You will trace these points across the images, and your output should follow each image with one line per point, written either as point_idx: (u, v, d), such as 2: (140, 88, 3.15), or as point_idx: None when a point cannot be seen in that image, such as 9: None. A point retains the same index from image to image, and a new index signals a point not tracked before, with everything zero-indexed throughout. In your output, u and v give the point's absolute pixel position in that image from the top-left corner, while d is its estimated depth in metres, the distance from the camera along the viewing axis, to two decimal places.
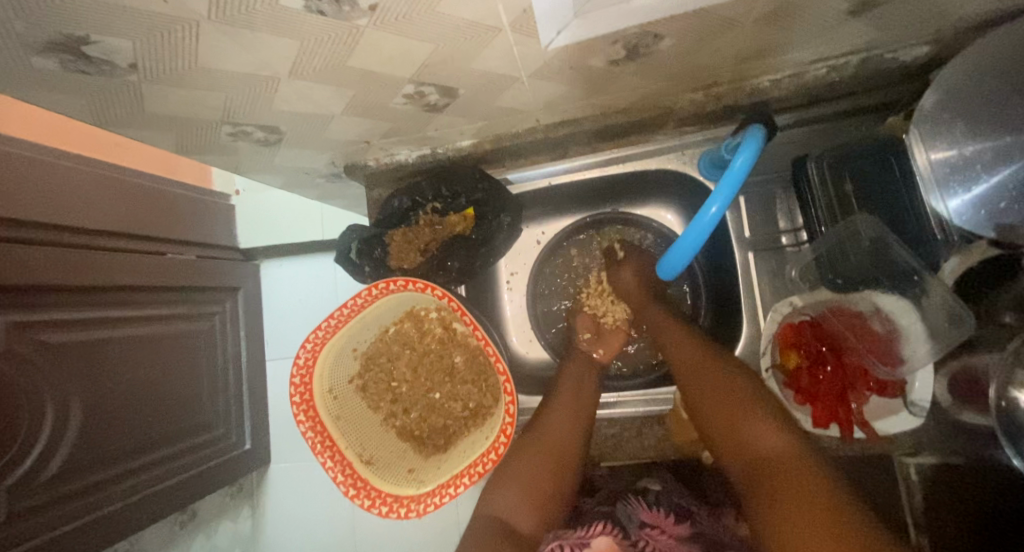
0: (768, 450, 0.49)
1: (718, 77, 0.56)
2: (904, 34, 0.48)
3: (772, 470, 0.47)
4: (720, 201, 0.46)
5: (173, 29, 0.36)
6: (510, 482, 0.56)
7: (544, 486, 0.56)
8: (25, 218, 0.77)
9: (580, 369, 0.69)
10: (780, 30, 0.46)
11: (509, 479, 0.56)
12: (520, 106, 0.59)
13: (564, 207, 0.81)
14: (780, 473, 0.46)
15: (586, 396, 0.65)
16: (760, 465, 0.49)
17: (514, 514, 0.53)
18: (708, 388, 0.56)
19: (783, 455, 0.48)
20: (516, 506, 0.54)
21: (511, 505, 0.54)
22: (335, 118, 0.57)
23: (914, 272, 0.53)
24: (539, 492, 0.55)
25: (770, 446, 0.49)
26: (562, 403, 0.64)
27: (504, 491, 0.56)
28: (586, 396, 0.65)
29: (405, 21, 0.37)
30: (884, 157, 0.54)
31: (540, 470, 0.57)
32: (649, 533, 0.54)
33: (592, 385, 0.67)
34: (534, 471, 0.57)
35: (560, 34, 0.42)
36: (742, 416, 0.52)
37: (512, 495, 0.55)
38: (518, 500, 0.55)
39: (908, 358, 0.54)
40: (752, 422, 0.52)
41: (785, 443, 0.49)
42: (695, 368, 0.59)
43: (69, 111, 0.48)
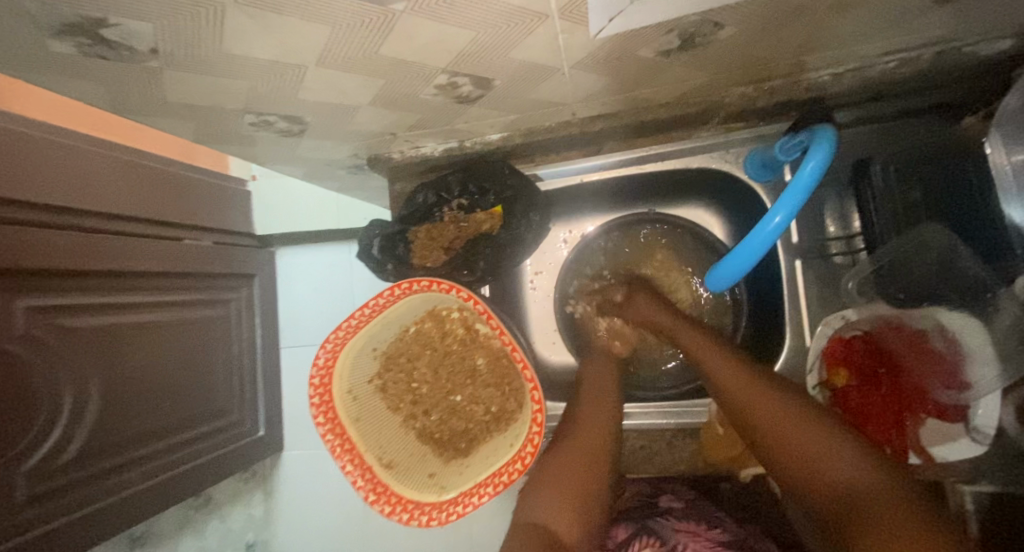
0: (850, 478, 0.42)
1: (774, 71, 0.51)
2: (991, 26, 0.43)
3: (864, 505, 0.40)
4: (784, 211, 0.42)
5: (195, 11, 0.33)
6: (547, 480, 0.52)
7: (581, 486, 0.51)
8: (40, 201, 0.76)
9: (600, 369, 0.68)
10: (853, 19, 0.42)
11: (544, 479, 0.52)
12: (557, 99, 0.55)
13: (593, 205, 0.77)
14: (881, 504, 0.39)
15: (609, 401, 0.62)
16: (843, 496, 0.41)
17: (554, 515, 0.48)
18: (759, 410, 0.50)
19: (871, 486, 0.41)
20: (553, 507, 0.49)
21: (552, 507, 0.49)
22: (361, 108, 0.54)
23: (987, 286, 0.48)
24: (575, 492, 0.51)
25: (849, 471, 0.42)
26: (588, 405, 0.61)
27: (538, 490, 0.52)
28: (609, 398, 0.63)
29: (445, 5, 0.34)
30: (958, 161, 0.49)
31: (576, 470, 0.53)
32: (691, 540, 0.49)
33: (611, 384, 0.65)
34: (569, 471, 0.53)
35: (612, 21, 0.38)
36: (804, 435, 0.46)
37: (551, 495, 0.50)
38: (557, 500, 0.50)
39: (976, 383, 0.49)
40: (823, 445, 0.44)
41: (865, 471, 0.42)
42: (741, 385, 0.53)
43: (86, 97, 0.46)
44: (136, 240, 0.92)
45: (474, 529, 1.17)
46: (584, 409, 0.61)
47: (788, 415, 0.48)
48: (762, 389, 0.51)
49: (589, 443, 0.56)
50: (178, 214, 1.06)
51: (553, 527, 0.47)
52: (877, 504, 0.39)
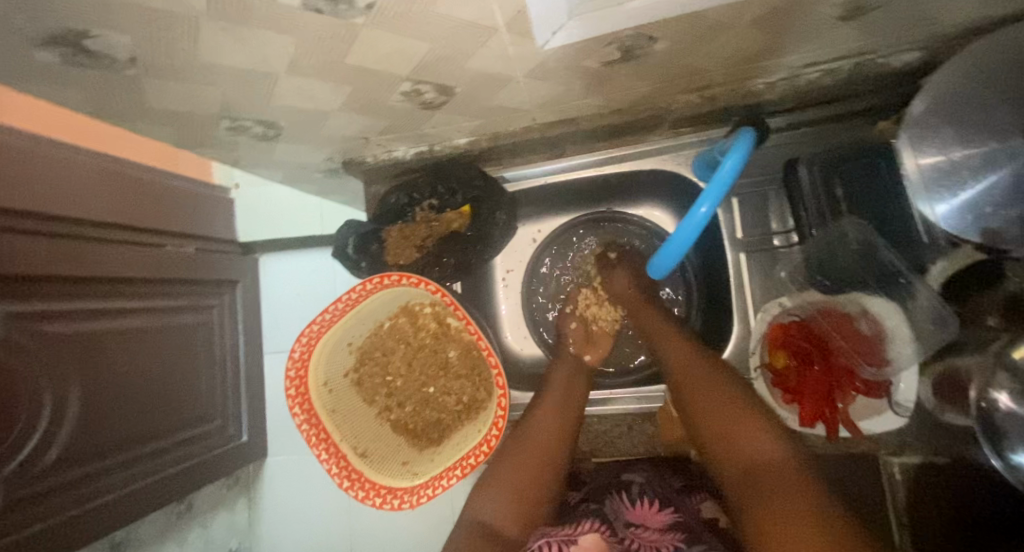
0: (758, 451, 0.48)
1: (712, 79, 0.56)
2: (895, 41, 0.49)
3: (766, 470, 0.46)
4: (710, 201, 0.47)
5: (173, 24, 0.36)
6: (499, 478, 0.56)
7: (531, 489, 0.55)
8: (32, 210, 0.78)
9: (566, 368, 0.70)
10: (772, 34, 0.47)
11: (499, 480, 0.56)
12: (517, 105, 0.60)
13: (559, 206, 0.82)
14: (772, 475, 0.45)
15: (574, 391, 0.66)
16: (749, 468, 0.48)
17: (500, 516, 0.53)
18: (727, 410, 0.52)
19: (772, 459, 0.47)
20: (502, 509, 0.53)
21: (501, 506, 0.54)
22: (333, 114, 0.57)
23: (901, 274, 0.53)
24: (524, 494, 0.55)
25: (758, 447, 0.48)
26: (546, 409, 0.63)
27: (491, 493, 0.55)
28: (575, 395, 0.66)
29: (402, 19, 0.38)
30: (873, 161, 0.55)
31: (525, 479, 0.56)
32: (635, 531, 0.54)
33: (579, 391, 0.67)
34: (519, 473, 0.56)
35: (555, 35, 0.42)
36: (736, 419, 0.51)
37: (500, 499, 0.54)
38: (505, 507, 0.53)
39: (894, 359, 0.55)
40: (742, 426, 0.51)
41: (773, 450, 0.48)
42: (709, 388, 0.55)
43: (68, 103, 0.49)
44: (114, 245, 0.93)
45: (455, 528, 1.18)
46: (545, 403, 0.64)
47: (721, 410, 0.53)
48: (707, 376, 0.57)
49: (539, 446, 0.59)
50: (159, 219, 1.08)
51: (497, 528, 0.52)
52: (777, 480, 0.44)
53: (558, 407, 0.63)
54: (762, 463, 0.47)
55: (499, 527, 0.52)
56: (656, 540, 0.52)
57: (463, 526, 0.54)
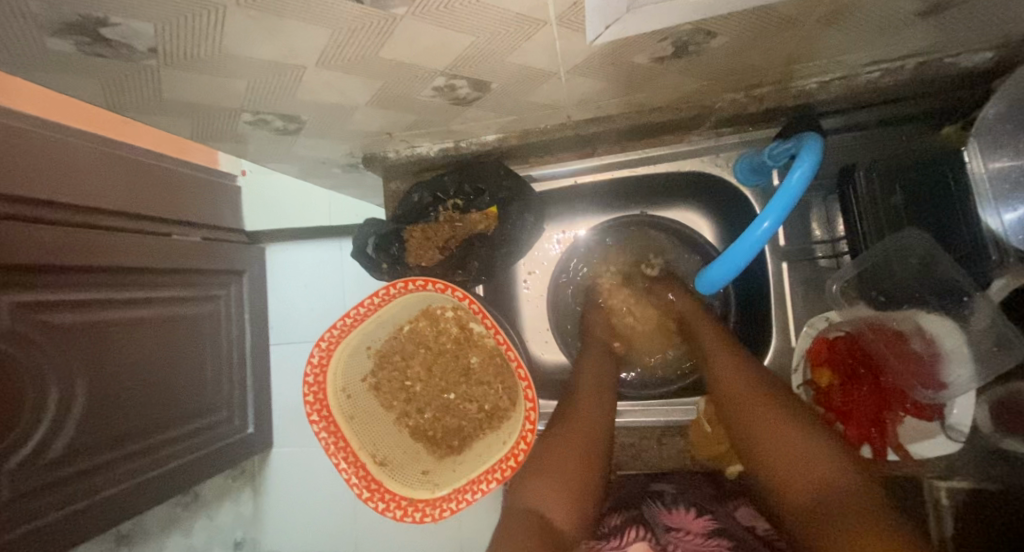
0: (829, 480, 0.44)
1: (765, 78, 0.53)
2: (970, 39, 0.45)
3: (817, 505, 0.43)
4: (773, 218, 0.43)
5: (197, 12, 0.33)
6: (547, 461, 0.55)
7: (579, 476, 0.54)
8: (23, 194, 0.74)
9: (599, 359, 0.68)
10: (839, 31, 0.43)
11: (543, 470, 0.54)
12: (552, 102, 0.56)
13: (587, 207, 0.79)
14: (848, 505, 0.41)
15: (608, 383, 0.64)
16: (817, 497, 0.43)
17: (551, 506, 0.51)
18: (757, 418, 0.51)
19: (845, 489, 0.43)
20: (554, 495, 0.52)
21: (549, 496, 0.52)
22: (359, 109, 0.54)
23: (964, 291, 0.50)
24: (575, 481, 0.53)
25: (828, 473, 0.44)
26: (584, 395, 0.62)
27: (542, 479, 0.54)
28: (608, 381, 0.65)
29: (446, 10, 0.35)
30: (937, 167, 0.50)
31: (575, 467, 0.54)
32: (676, 536, 0.54)
33: (610, 376, 0.66)
34: (566, 463, 0.54)
35: (608, 29, 0.39)
36: (802, 446, 0.47)
37: (550, 484, 0.53)
38: (557, 496, 0.52)
39: (951, 383, 0.51)
40: (807, 453, 0.46)
41: (847, 479, 0.43)
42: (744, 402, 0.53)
43: (81, 94, 0.46)
44: (123, 233, 0.91)
45: (463, 528, 1.17)
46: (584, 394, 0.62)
47: (774, 426, 0.49)
48: (769, 401, 0.52)
49: (584, 430, 0.58)
50: (166, 207, 1.05)
51: (550, 515, 0.50)
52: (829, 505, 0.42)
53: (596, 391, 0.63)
54: (835, 491, 0.43)
55: (551, 514, 0.51)
56: (700, 545, 0.52)
57: (515, 514, 0.51)
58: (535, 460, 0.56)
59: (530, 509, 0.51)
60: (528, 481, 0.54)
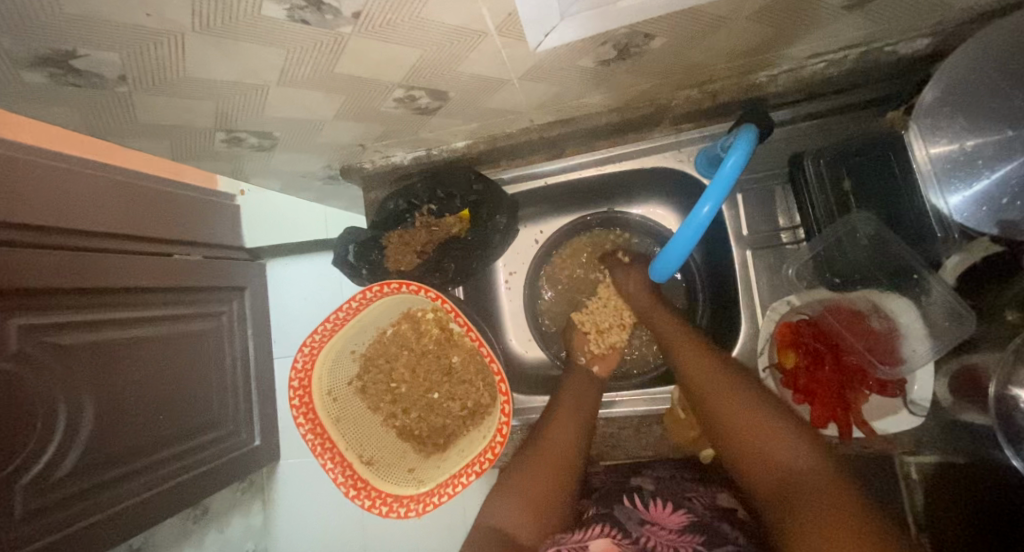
0: (794, 466, 0.45)
1: (713, 74, 0.55)
2: (903, 28, 0.47)
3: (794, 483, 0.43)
4: (713, 201, 0.47)
5: (158, 41, 0.36)
6: (517, 482, 0.55)
7: (548, 497, 0.54)
8: (27, 220, 0.77)
9: (581, 378, 0.69)
10: (772, 27, 0.45)
11: (510, 486, 0.55)
12: (513, 107, 0.59)
13: (560, 206, 0.81)
14: (810, 485, 0.42)
15: (586, 405, 0.64)
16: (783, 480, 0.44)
17: (513, 522, 0.52)
18: (728, 394, 0.53)
19: (811, 472, 0.43)
20: (519, 515, 0.52)
21: (512, 513, 0.52)
22: (328, 123, 0.57)
23: (914, 270, 0.52)
24: (541, 502, 0.54)
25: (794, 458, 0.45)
26: (560, 415, 0.63)
27: (507, 498, 0.54)
28: (587, 404, 0.65)
29: (390, 27, 0.37)
30: (883, 152, 0.53)
31: (543, 490, 0.54)
32: (650, 529, 0.51)
33: (591, 397, 0.66)
34: (533, 481, 0.55)
35: (548, 35, 0.41)
36: (765, 431, 0.48)
37: (515, 505, 0.53)
38: (523, 516, 0.52)
39: (908, 357, 0.54)
40: (775, 438, 0.47)
41: (813, 463, 0.44)
42: (716, 384, 0.55)
43: (63, 122, 0.48)
44: (125, 255, 0.94)
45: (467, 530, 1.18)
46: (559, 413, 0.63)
47: (745, 409, 0.51)
48: (734, 387, 0.54)
49: (555, 453, 0.58)
50: (166, 229, 1.08)
51: (513, 532, 0.51)
52: (802, 485, 0.43)
53: (573, 412, 0.63)
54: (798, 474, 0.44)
55: (516, 532, 0.51)
56: (674, 541, 0.48)
57: (477, 531, 0.52)
58: (504, 482, 0.56)
59: (494, 530, 0.52)
60: (491, 502, 0.55)
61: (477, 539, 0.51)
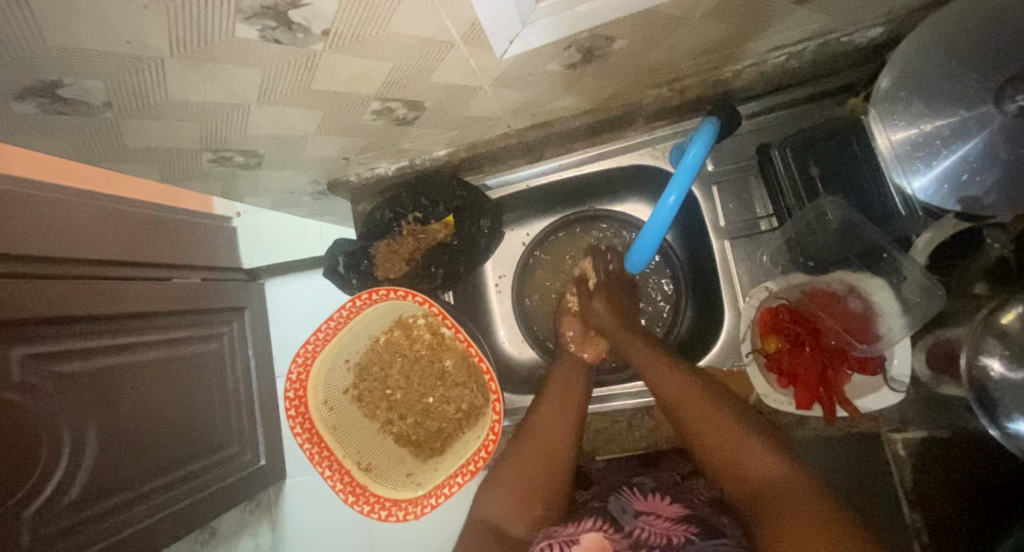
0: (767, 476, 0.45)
1: (679, 71, 0.57)
2: (856, 18, 0.49)
3: (767, 490, 0.44)
4: (677, 191, 0.53)
5: (139, 67, 0.38)
6: (508, 475, 0.57)
7: (539, 487, 0.56)
8: (26, 253, 0.79)
9: (569, 368, 0.71)
10: (729, 24, 0.47)
11: (504, 482, 0.57)
12: (489, 114, 0.61)
13: (544, 208, 0.83)
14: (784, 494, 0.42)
15: (575, 398, 0.66)
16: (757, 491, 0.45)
17: (508, 517, 0.53)
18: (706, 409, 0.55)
19: (784, 480, 0.44)
20: (510, 508, 0.54)
21: (505, 507, 0.54)
22: (310, 138, 0.59)
23: (882, 249, 0.55)
24: (532, 492, 0.55)
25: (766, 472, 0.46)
26: (548, 408, 0.64)
27: (500, 490, 0.56)
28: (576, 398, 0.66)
29: (359, 42, 0.39)
30: (845, 138, 0.55)
31: (534, 483, 0.56)
32: (646, 520, 0.51)
33: (580, 390, 0.68)
34: (525, 478, 0.56)
35: (512, 43, 0.43)
36: (746, 447, 0.49)
37: (506, 497, 0.55)
38: (513, 507, 0.54)
39: (885, 334, 0.55)
40: (751, 452, 0.48)
41: (787, 472, 0.45)
42: (691, 401, 0.57)
43: (54, 150, 0.50)
44: (124, 281, 0.96)
45: None
46: (548, 405, 0.65)
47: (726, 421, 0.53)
48: (708, 403, 0.56)
49: (545, 445, 0.60)
50: (163, 254, 1.10)
51: (506, 526, 0.52)
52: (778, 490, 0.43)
53: (560, 406, 0.65)
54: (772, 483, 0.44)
55: (506, 523, 0.52)
56: (668, 530, 0.48)
57: (469, 528, 0.54)
58: (497, 475, 0.59)
59: (485, 524, 0.53)
60: (484, 495, 0.57)
61: (470, 537, 0.52)
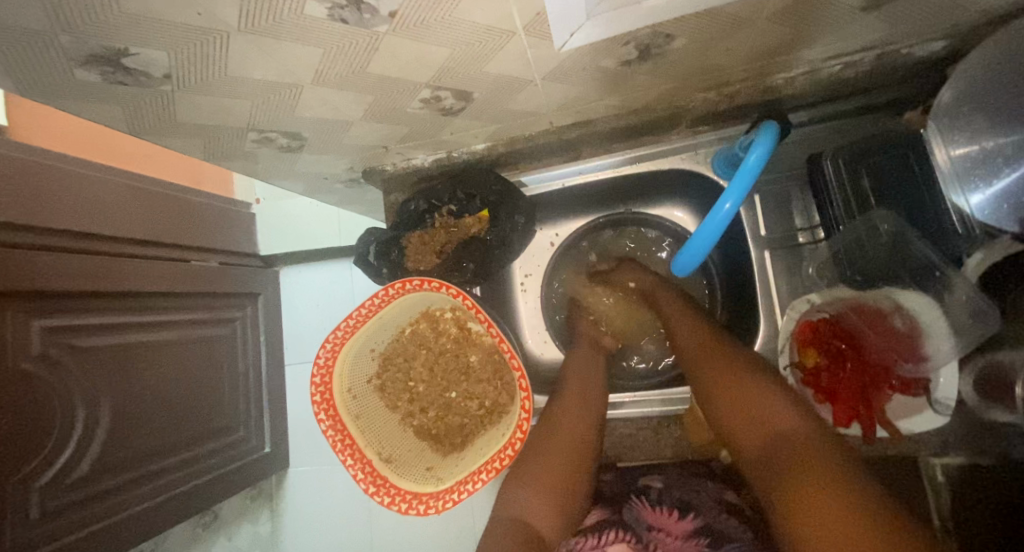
0: (783, 428, 0.48)
1: (730, 76, 0.56)
2: (920, 30, 0.48)
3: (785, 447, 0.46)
4: (733, 197, 0.51)
5: (203, 40, 0.38)
6: (531, 471, 0.57)
7: (562, 486, 0.56)
8: (51, 226, 0.80)
9: (587, 363, 0.71)
10: (790, 30, 0.46)
11: (529, 479, 0.57)
12: (534, 109, 0.60)
13: (577, 208, 0.82)
14: (802, 448, 0.45)
15: (593, 392, 0.66)
16: (774, 441, 0.47)
17: (535, 511, 0.53)
18: (716, 366, 0.57)
19: (797, 435, 0.47)
20: (542, 507, 0.54)
21: (531, 503, 0.54)
22: (354, 124, 0.58)
23: (935, 267, 0.53)
24: (557, 486, 0.56)
25: (788, 423, 0.48)
26: (568, 401, 0.65)
27: (524, 491, 0.56)
28: (594, 391, 0.67)
29: (423, 26, 0.39)
30: (903, 150, 0.55)
31: (563, 476, 0.56)
32: (659, 537, 0.53)
33: (597, 384, 0.68)
34: (549, 471, 0.57)
35: (573, 36, 0.42)
36: (758, 400, 0.51)
37: (531, 498, 0.55)
38: (539, 501, 0.54)
39: (932, 356, 0.54)
40: (770, 403, 0.50)
41: (801, 426, 0.47)
42: (703, 357, 0.58)
43: (106, 121, 0.51)
44: (143, 260, 0.96)
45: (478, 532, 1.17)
46: (569, 397, 0.65)
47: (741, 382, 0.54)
48: (725, 360, 0.57)
49: (567, 443, 0.60)
50: (185, 235, 1.11)
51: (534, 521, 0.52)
52: (792, 450, 0.45)
53: (579, 402, 0.64)
54: (790, 435, 0.47)
55: (532, 520, 0.52)
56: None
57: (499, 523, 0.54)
58: (520, 473, 0.58)
59: (516, 522, 0.53)
60: (509, 492, 0.57)
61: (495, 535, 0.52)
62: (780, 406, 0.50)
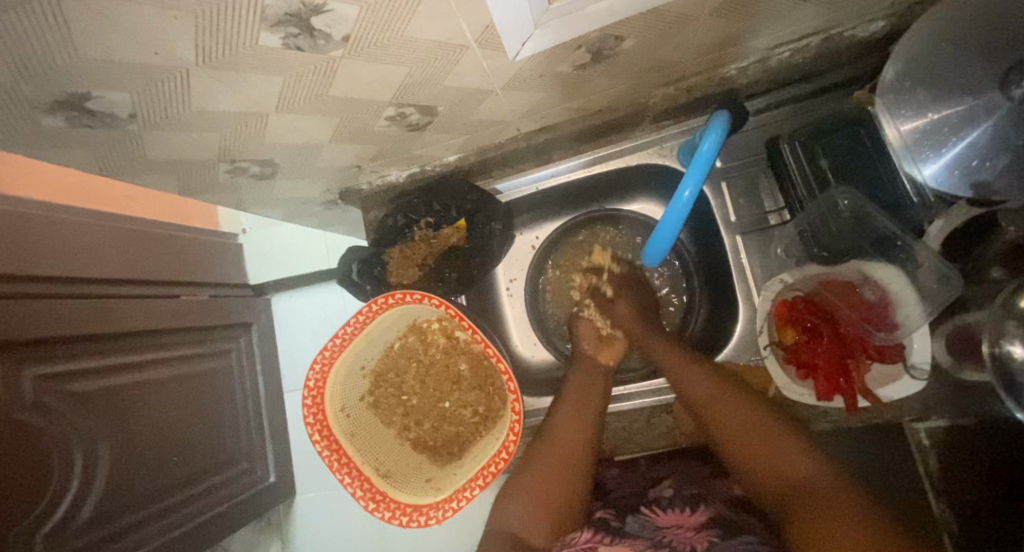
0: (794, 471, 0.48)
1: (685, 70, 0.58)
2: (857, 12, 0.50)
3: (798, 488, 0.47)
4: (692, 186, 0.54)
5: (165, 78, 0.39)
6: (520, 493, 0.57)
7: (555, 496, 0.56)
8: (40, 273, 0.80)
9: (587, 370, 0.71)
10: (735, 23, 0.48)
11: (520, 492, 0.57)
12: (499, 117, 0.62)
13: (553, 211, 0.84)
14: (814, 489, 0.45)
15: (594, 398, 0.66)
16: (783, 485, 0.48)
17: (528, 525, 0.54)
18: (715, 393, 0.58)
19: (805, 472, 0.48)
20: (529, 517, 0.54)
21: (523, 514, 0.55)
22: (325, 146, 0.60)
23: (897, 238, 0.56)
24: (551, 499, 0.56)
25: (789, 464, 0.49)
26: (567, 407, 0.64)
27: (514, 501, 0.56)
28: (595, 393, 0.67)
29: (377, 47, 0.40)
30: (854, 129, 0.58)
31: (553, 486, 0.56)
32: (670, 531, 0.53)
33: (599, 393, 0.67)
34: (542, 482, 0.57)
35: (524, 45, 0.44)
36: (763, 434, 0.52)
37: (526, 506, 0.55)
38: (532, 510, 0.55)
39: (903, 322, 0.56)
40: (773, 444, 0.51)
41: (805, 462, 0.49)
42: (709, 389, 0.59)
43: (78, 164, 0.52)
44: (132, 299, 0.96)
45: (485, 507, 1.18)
46: (569, 398, 0.65)
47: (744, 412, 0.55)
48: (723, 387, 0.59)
49: (563, 447, 0.60)
50: (173, 270, 1.11)
51: (525, 533, 0.53)
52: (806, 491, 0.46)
53: (576, 410, 0.64)
54: (800, 478, 0.47)
55: (528, 534, 0.53)
56: (690, 537, 0.51)
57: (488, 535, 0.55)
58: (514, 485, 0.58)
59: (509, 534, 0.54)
60: (501, 505, 0.57)
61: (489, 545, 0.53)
62: (791, 445, 0.51)
